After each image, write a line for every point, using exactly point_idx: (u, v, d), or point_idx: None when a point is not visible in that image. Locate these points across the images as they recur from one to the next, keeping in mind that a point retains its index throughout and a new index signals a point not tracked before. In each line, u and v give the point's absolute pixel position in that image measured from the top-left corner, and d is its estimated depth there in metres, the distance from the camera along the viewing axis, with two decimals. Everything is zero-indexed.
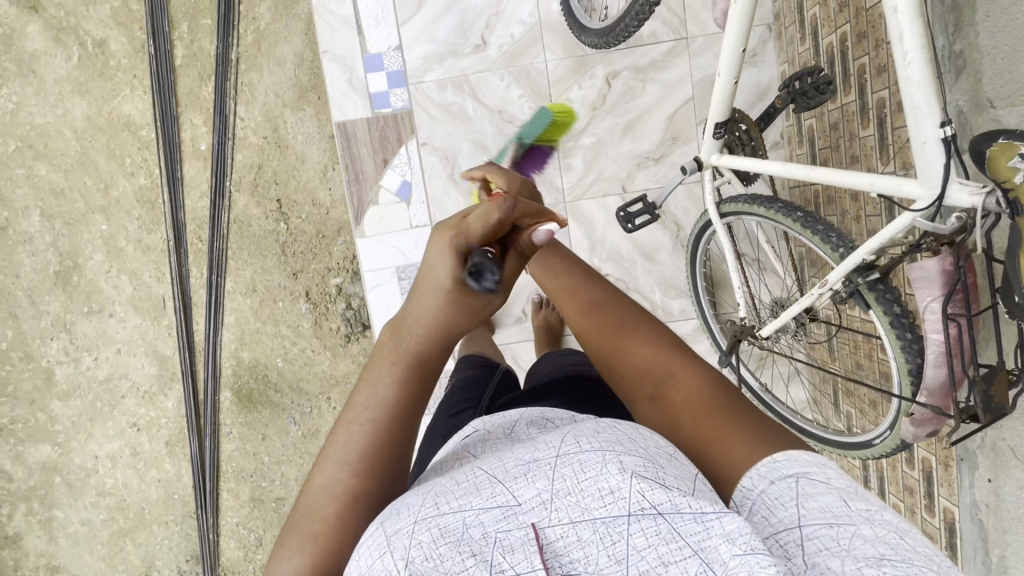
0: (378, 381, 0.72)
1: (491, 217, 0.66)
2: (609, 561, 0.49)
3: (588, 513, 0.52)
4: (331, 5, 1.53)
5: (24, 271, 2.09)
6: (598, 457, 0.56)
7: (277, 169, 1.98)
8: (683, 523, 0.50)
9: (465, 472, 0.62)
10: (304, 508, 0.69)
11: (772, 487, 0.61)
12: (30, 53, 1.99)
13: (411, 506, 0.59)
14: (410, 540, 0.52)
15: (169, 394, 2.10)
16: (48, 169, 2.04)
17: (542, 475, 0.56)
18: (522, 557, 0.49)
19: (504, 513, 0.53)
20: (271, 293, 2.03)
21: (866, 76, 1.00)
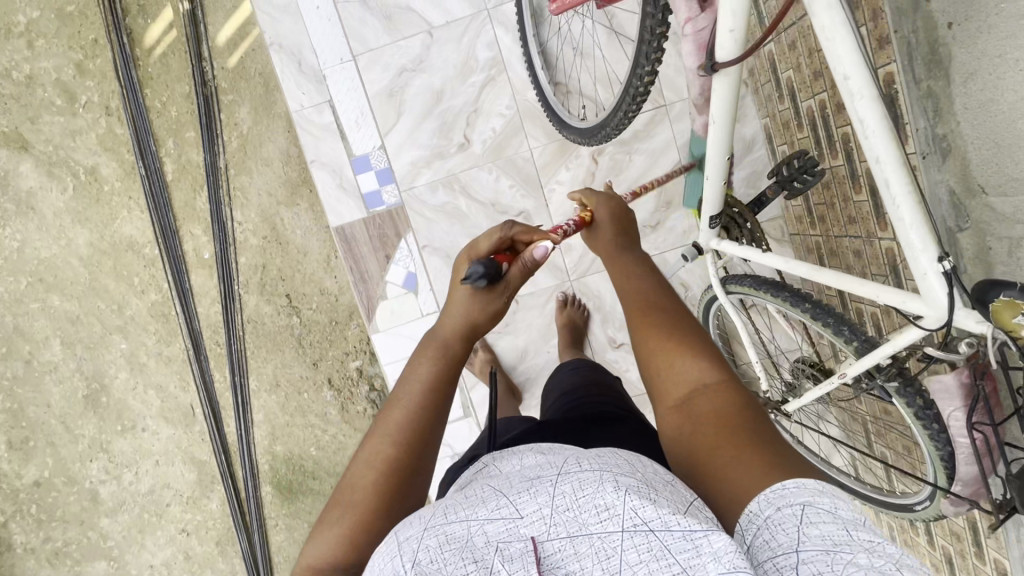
0: (413, 375, 0.86)
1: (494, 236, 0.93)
2: (603, 572, 0.59)
3: (584, 529, 0.62)
4: (310, 116, 1.55)
5: (54, 400, 2.14)
6: (597, 477, 0.69)
7: (282, 266, 2.02)
8: (672, 540, 0.60)
9: (474, 490, 0.74)
10: (343, 491, 0.79)
11: (777, 513, 0.59)
12: (27, 191, 2.04)
13: (421, 519, 0.70)
14: (421, 544, 0.64)
15: (212, 495, 2.15)
16: (61, 299, 2.08)
17: (542, 493, 0.68)
18: (520, 564, 0.59)
19: (507, 523, 0.65)
20: (295, 385, 2.07)
21: (851, 144, 1.01)
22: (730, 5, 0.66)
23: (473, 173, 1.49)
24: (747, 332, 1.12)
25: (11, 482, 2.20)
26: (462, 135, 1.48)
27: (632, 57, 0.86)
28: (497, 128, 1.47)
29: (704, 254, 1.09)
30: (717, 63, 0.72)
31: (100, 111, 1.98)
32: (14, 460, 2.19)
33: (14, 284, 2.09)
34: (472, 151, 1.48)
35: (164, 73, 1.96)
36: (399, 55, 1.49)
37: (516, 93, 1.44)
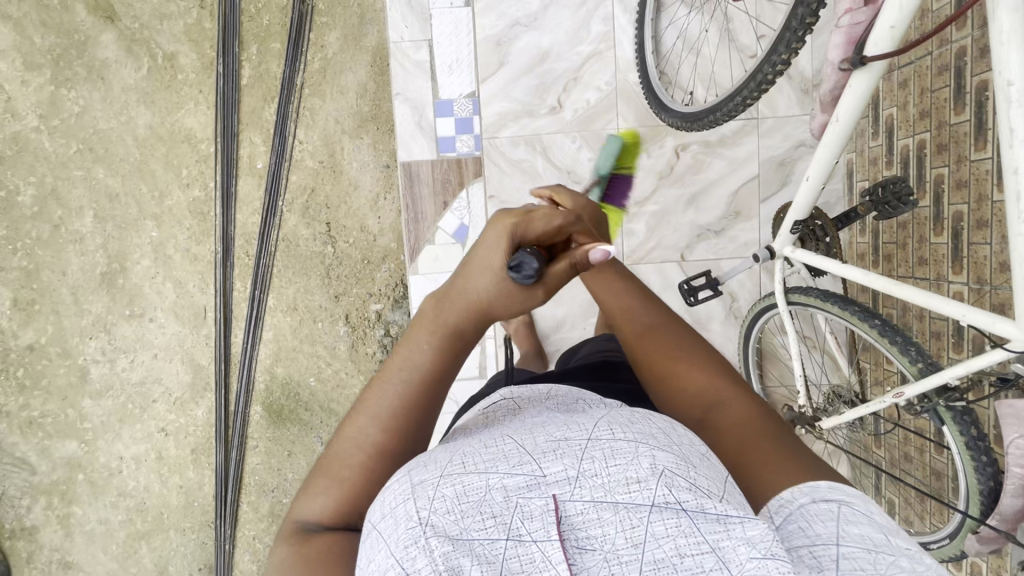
0: (415, 348, 0.81)
1: (554, 219, 0.78)
2: (626, 543, 0.54)
3: (611, 497, 0.56)
4: (408, 50, 1.57)
5: (71, 269, 2.12)
6: (630, 447, 0.60)
7: (330, 194, 2.02)
8: (705, 522, 0.55)
9: (493, 437, 0.66)
10: (331, 457, 0.78)
11: (813, 505, 0.63)
12: (101, 61, 2.04)
13: (438, 460, 0.63)
14: (433, 494, 0.58)
15: (200, 402, 2.13)
16: (106, 173, 2.08)
17: (571, 453, 0.60)
18: (540, 527, 0.54)
19: (528, 481, 0.58)
20: (311, 313, 2.06)
21: (944, 185, 1.22)
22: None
23: (558, 138, 1.53)
24: (794, 347, 1.14)
25: (4, 341, 2.16)
26: (557, 99, 1.52)
27: (770, 44, 0.90)
28: (591, 100, 1.51)
29: (773, 259, 1.10)
30: (866, 57, 0.74)
31: (195, 2, 2.00)
32: (14, 320, 2.15)
33: (64, 147, 2.08)
34: (562, 117, 1.52)
35: None
36: (515, 9, 1.51)
37: (619, 72, 1.48)
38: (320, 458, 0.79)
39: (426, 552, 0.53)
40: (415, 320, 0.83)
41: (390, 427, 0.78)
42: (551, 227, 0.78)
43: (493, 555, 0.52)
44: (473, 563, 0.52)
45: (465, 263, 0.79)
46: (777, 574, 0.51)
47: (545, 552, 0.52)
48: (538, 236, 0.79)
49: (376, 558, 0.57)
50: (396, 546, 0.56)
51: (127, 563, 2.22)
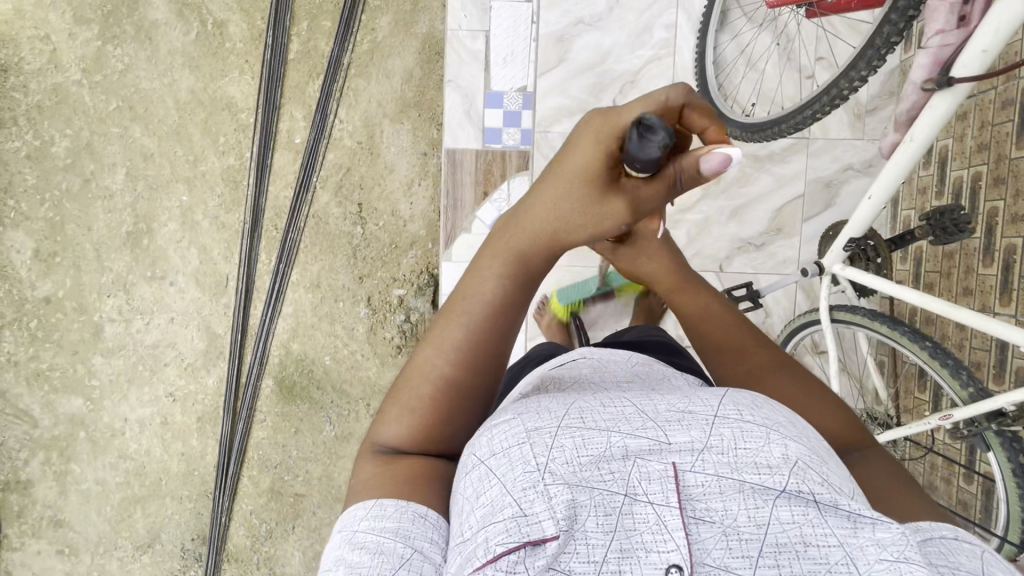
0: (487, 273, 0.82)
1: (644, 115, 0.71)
2: (747, 521, 0.54)
3: (737, 475, 0.57)
4: (465, 39, 1.59)
5: (96, 225, 2.11)
6: (762, 432, 0.60)
7: (365, 175, 2.03)
8: (834, 516, 0.55)
9: (611, 399, 0.66)
10: (406, 384, 0.79)
11: (958, 540, 0.59)
12: (151, 22, 2.05)
13: (555, 410, 0.64)
14: (553, 443, 0.59)
15: (212, 371, 2.11)
16: (143, 132, 2.08)
17: (697, 426, 0.61)
18: (659, 491, 0.56)
19: (652, 446, 0.59)
20: (334, 292, 2.05)
21: (996, 220, 1.28)
22: (996, 27, 0.79)
23: None
24: (831, 366, 1.15)
25: (21, 291, 2.15)
26: (612, 99, 1.54)
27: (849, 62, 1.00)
28: None
29: (821, 275, 1.10)
30: (954, 78, 0.83)
31: None
32: (34, 270, 2.14)
33: (103, 103, 2.08)
34: None
35: None
36: (580, 7, 1.53)
37: (676, 79, 1.50)
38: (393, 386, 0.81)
39: (546, 497, 0.55)
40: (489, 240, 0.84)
41: (462, 352, 0.79)
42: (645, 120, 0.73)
43: (611, 508, 0.55)
44: (590, 515, 0.54)
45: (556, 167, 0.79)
46: None
47: (661, 515, 0.54)
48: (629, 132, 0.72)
49: (484, 493, 0.58)
50: (511, 484, 0.57)
51: (119, 527, 2.19)
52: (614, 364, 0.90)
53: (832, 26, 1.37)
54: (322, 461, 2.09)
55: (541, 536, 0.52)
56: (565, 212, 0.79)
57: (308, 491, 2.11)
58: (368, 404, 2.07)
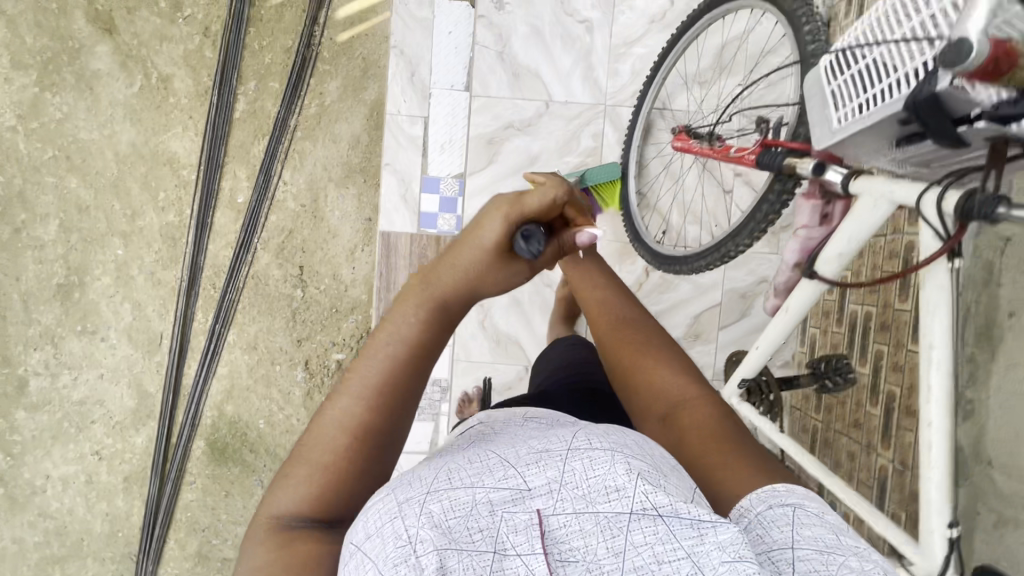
0: (403, 318, 0.78)
1: (549, 195, 0.77)
2: (607, 552, 0.53)
3: (591, 506, 0.55)
4: (403, 123, 1.59)
5: (25, 276, 2.05)
6: (609, 453, 0.59)
7: (307, 238, 2.01)
8: (680, 527, 0.53)
9: (480, 452, 0.65)
10: (309, 441, 0.74)
11: (770, 511, 0.63)
12: (92, 72, 2.01)
13: (423, 476, 0.62)
14: (420, 511, 0.56)
15: (141, 430, 2.06)
16: (78, 183, 2.03)
17: (553, 463, 0.59)
18: (524, 540, 0.53)
19: (513, 495, 0.57)
20: (271, 354, 2.03)
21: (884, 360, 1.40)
22: (848, 236, 0.88)
23: None
24: None
25: None
26: None
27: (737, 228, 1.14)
28: None
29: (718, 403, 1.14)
30: (815, 271, 0.92)
31: (198, 29, 1.99)
32: None
33: (38, 151, 2.03)
34: None
35: (275, 20, 1.98)
36: (510, 111, 1.56)
37: None
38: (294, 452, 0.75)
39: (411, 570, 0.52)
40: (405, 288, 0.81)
41: (370, 404, 0.75)
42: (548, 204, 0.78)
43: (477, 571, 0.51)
44: None
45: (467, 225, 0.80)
46: None
47: (528, 566, 0.51)
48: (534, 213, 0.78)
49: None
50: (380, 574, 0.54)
51: None
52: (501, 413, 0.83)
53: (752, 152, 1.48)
54: None
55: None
56: (474, 274, 0.79)
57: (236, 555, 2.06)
58: None
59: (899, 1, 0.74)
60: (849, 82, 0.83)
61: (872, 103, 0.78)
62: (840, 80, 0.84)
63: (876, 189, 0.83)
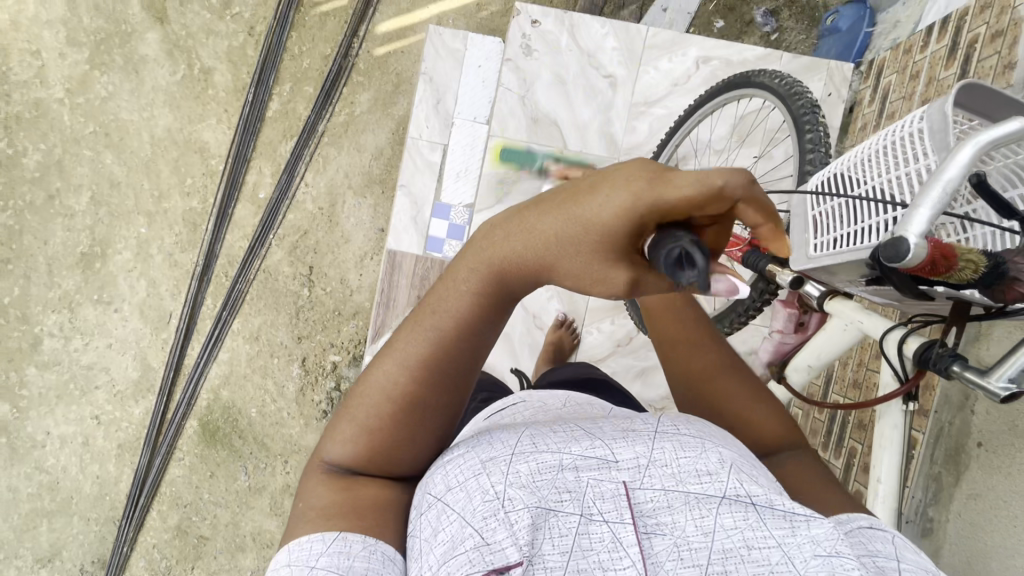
0: (461, 287, 0.66)
1: (717, 189, 0.51)
2: (695, 530, 0.55)
3: (681, 487, 0.58)
4: (423, 148, 1.64)
5: (53, 241, 2.15)
6: (698, 442, 0.62)
7: (321, 240, 2.07)
8: (771, 517, 0.56)
9: (559, 424, 0.68)
10: (355, 397, 0.71)
11: (869, 527, 0.61)
12: (140, 56, 2.10)
13: (503, 439, 0.65)
14: (509, 470, 0.59)
15: (140, 402, 2.14)
16: (113, 160, 2.12)
17: (641, 442, 0.62)
18: (612, 508, 0.56)
19: (602, 464, 0.60)
20: (271, 347, 2.09)
21: (854, 458, 1.30)
22: (818, 351, 0.90)
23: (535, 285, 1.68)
24: None
25: None
26: None
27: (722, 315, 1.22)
28: None
29: None
30: (784, 377, 0.94)
31: (244, 28, 2.07)
32: None
33: (81, 125, 2.13)
34: None
35: (317, 28, 2.05)
36: (524, 155, 1.56)
37: None
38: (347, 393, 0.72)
39: (507, 524, 0.54)
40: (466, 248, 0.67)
41: (417, 373, 0.68)
42: (703, 200, 0.52)
43: (567, 529, 0.54)
44: (548, 536, 0.54)
45: (580, 194, 0.57)
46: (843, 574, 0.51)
47: (615, 532, 0.54)
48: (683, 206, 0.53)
49: (445, 529, 0.58)
50: (471, 516, 0.57)
51: (24, 536, 2.20)
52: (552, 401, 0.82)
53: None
54: (232, 509, 2.11)
55: (505, 563, 0.52)
56: (568, 249, 0.59)
57: (212, 535, 2.12)
58: (285, 461, 2.08)
59: (894, 140, 0.74)
60: (832, 211, 0.81)
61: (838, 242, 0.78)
62: (822, 208, 0.83)
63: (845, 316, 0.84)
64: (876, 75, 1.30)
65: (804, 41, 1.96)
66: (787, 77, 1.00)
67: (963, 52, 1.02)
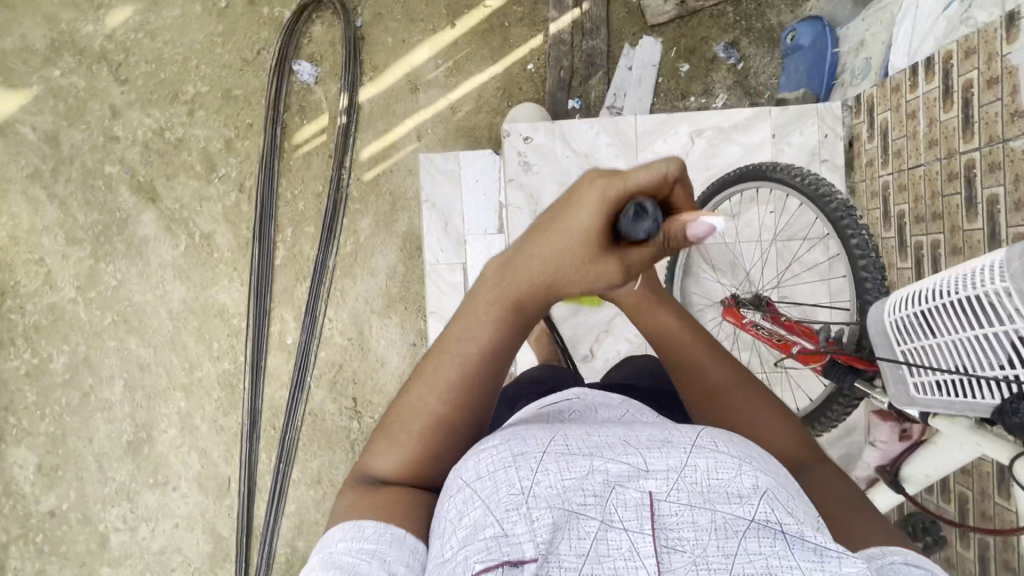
0: (480, 317, 0.73)
1: (656, 171, 0.64)
2: (718, 552, 0.51)
3: (708, 504, 0.54)
4: (443, 271, 1.66)
5: (97, 436, 2.15)
6: (734, 463, 0.58)
7: (357, 370, 2.07)
8: (800, 549, 0.50)
9: (598, 429, 0.65)
10: (395, 416, 0.75)
11: (903, 565, 0.57)
12: (141, 238, 2.14)
13: (540, 438, 0.63)
14: (538, 467, 0.58)
15: (219, 573, 2.11)
16: (138, 344, 2.14)
17: (675, 454, 0.59)
18: (634, 516, 0.53)
19: (632, 471, 0.57)
20: (335, 487, 2.08)
21: None
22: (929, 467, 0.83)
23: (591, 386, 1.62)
24: None
25: (27, 506, 2.18)
26: (588, 348, 1.63)
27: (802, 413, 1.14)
28: (622, 350, 1.63)
29: None
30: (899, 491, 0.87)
31: (234, 186, 2.11)
32: (38, 484, 2.18)
33: (98, 317, 2.15)
34: (594, 364, 1.62)
35: (304, 169, 2.10)
36: None
37: None
38: (386, 411, 0.76)
39: (528, 519, 0.53)
40: (481, 281, 0.76)
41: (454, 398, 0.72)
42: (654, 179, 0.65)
43: (583, 533, 0.52)
44: (567, 537, 0.51)
45: (556, 213, 0.72)
46: None
47: (633, 542, 0.51)
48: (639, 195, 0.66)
49: (468, 514, 0.57)
50: (493, 505, 0.56)
51: None
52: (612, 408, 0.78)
53: (801, 282, 1.42)
54: None
55: (520, 556, 0.50)
56: (561, 261, 0.71)
57: None
58: None
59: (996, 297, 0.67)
60: (925, 350, 0.77)
61: (936, 386, 0.76)
62: (915, 345, 0.78)
63: (959, 437, 0.77)
64: (868, 110, 1.33)
65: (772, 62, 1.99)
66: (809, 172, 0.98)
67: (961, 95, 1.04)
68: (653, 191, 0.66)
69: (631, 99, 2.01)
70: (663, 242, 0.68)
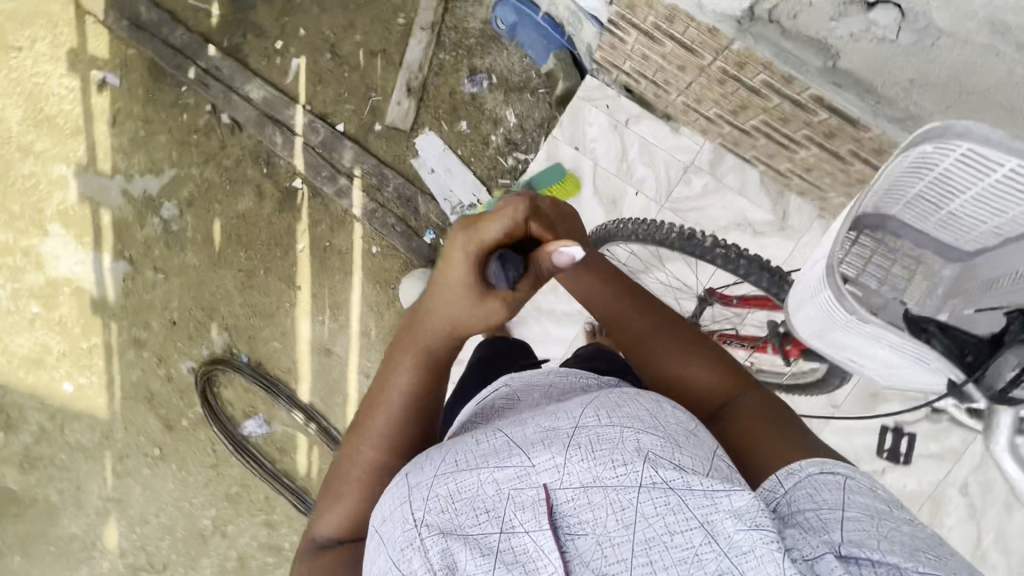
0: (401, 371, 0.91)
1: (504, 220, 0.83)
2: (618, 524, 0.59)
3: (601, 481, 0.61)
4: None
5: None
6: (617, 432, 0.65)
7: None
8: (693, 497, 0.60)
9: (487, 434, 0.72)
10: (336, 475, 0.89)
11: (820, 474, 0.67)
12: None
13: (432, 463, 0.70)
14: (429, 494, 0.65)
15: None
16: None
17: (558, 444, 0.65)
18: (531, 516, 0.60)
19: (518, 474, 0.64)
20: None
21: None
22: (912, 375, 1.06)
23: None
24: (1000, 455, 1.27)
25: None
26: None
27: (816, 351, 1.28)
28: None
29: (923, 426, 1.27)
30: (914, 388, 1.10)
31: None
32: None
33: None
34: None
35: None
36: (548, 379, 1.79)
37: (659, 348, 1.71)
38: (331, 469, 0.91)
39: (422, 550, 0.60)
40: (401, 335, 0.94)
41: (387, 447, 0.87)
42: (505, 229, 0.83)
43: (488, 546, 0.59)
44: (469, 554, 0.59)
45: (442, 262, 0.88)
46: (763, 546, 0.56)
47: (536, 541, 0.59)
48: (495, 239, 0.84)
49: (377, 561, 0.64)
50: (393, 547, 0.63)
51: None
52: (532, 384, 0.87)
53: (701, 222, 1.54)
54: None
55: None
56: (458, 312, 0.87)
57: None
58: None
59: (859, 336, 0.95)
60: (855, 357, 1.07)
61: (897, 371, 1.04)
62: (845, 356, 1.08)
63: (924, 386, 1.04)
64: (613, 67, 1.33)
65: (512, 53, 1.98)
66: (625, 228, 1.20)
67: None
68: (507, 231, 0.83)
69: (459, 187, 2.02)
70: (529, 275, 0.85)
